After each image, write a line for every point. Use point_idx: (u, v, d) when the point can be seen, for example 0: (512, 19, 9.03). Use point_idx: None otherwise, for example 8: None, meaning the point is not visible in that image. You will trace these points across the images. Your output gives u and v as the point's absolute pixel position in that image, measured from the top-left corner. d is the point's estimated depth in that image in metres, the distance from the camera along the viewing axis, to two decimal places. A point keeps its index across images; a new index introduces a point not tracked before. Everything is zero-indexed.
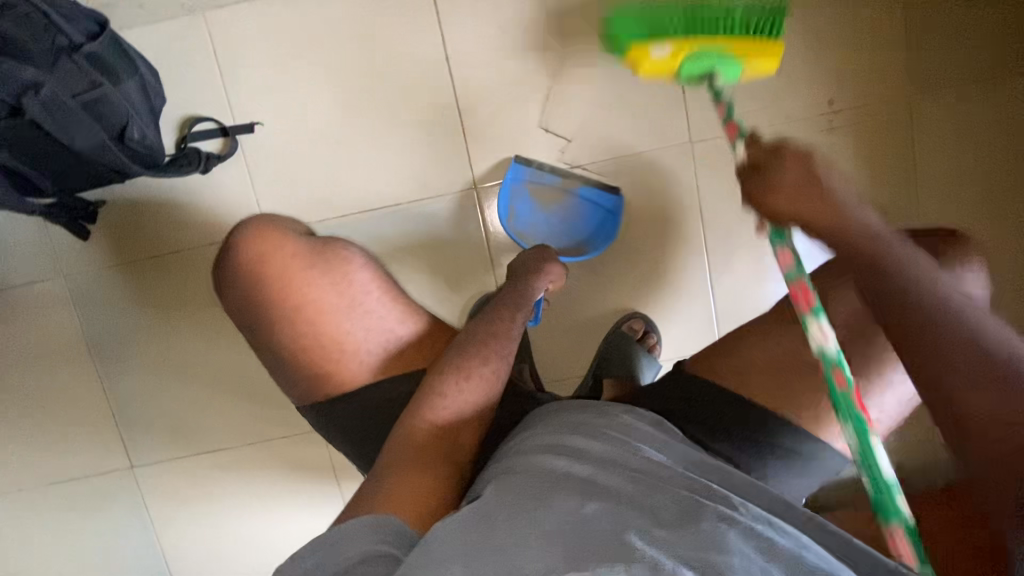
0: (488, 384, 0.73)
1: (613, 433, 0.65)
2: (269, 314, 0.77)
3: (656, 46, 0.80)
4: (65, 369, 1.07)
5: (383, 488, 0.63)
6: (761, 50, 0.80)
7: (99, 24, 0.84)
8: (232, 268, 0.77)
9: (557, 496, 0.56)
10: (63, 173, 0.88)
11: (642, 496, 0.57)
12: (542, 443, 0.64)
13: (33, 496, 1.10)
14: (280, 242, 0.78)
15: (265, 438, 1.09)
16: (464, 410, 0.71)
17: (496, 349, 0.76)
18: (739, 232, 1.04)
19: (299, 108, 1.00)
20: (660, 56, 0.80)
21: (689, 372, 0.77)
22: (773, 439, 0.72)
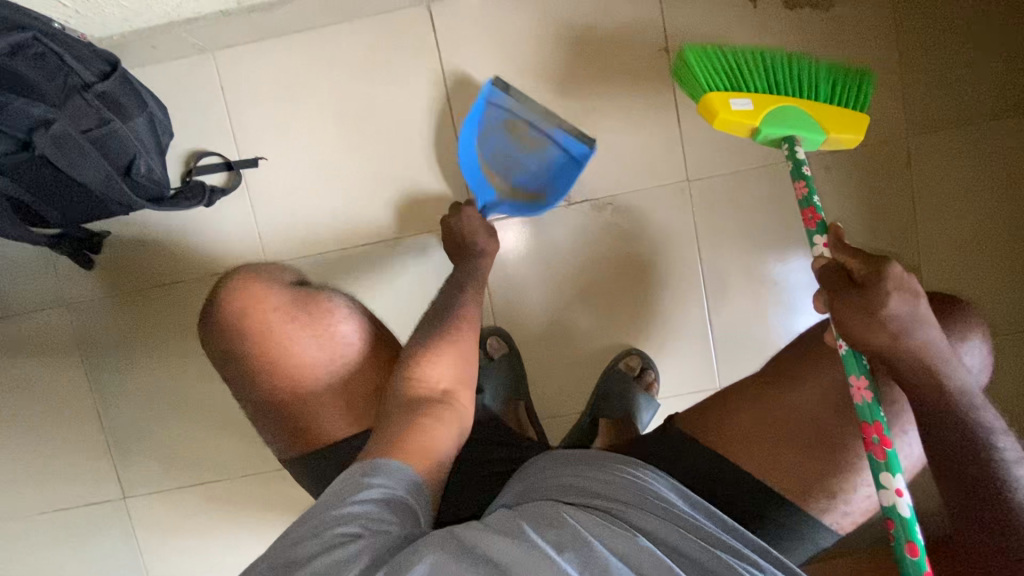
0: (467, 356, 0.74)
1: (632, 476, 0.65)
2: (259, 364, 0.78)
3: (736, 98, 0.78)
4: (63, 399, 1.09)
5: (383, 446, 0.63)
6: (850, 117, 0.79)
7: (110, 65, 0.87)
8: (236, 298, 0.79)
9: (583, 520, 0.56)
10: (71, 206, 0.91)
11: (667, 536, 0.57)
12: (563, 483, 0.64)
13: (26, 524, 1.11)
14: (264, 295, 0.79)
15: (259, 471, 1.09)
16: (452, 382, 0.71)
17: (463, 327, 0.76)
18: (738, 271, 1.04)
19: (302, 145, 1.03)
20: (742, 105, 0.78)
21: (679, 430, 0.76)
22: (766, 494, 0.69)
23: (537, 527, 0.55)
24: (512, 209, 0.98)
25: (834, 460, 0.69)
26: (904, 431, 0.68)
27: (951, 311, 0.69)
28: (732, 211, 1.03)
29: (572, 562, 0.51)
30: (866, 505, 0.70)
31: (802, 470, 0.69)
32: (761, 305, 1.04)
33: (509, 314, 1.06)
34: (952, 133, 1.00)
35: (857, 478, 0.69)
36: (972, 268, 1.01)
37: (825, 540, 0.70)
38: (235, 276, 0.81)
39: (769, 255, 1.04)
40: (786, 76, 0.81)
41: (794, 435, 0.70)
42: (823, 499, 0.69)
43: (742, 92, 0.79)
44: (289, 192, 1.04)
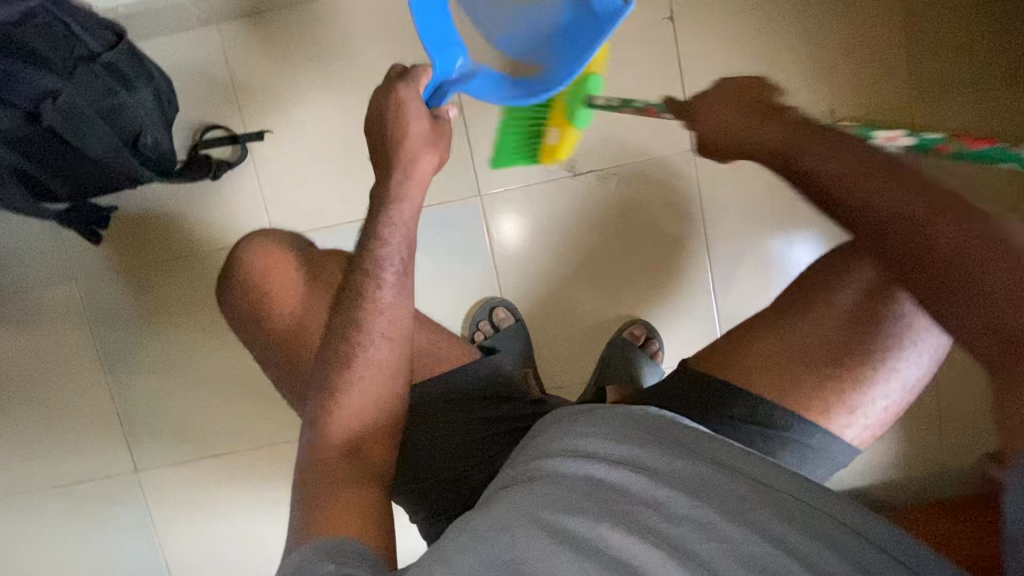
0: (408, 300, 0.70)
1: (625, 428, 0.61)
2: (272, 326, 0.79)
3: (550, 135, 0.93)
4: (74, 373, 1.10)
5: (319, 487, 0.63)
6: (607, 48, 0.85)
7: (115, 35, 0.85)
8: (248, 265, 0.80)
9: (558, 503, 0.54)
10: (77, 179, 0.90)
11: (677, 505, 0.54)
12: (553, 449, 0.60)
13: (38, 498, 1.12)
14: (283, 262, 0.81)
15: (269, 443, 1.10)
16: (393, 339, 0.68)
17: (392, 263, 0.69)
18: (741, 240, 1.05)
19: (308, 117, 1.03)
20: (553, 137, 0.93)
21: (692, 366, 0.76)
22: (779, 430, 0.70)
23: (529, 530, 0.52)
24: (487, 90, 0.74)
25: (851, 373, 0.69)
26: (915, 342, 0.68)
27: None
28: (737, 179, 1.04)
29: (537, 555, 0.50)
30: (883, 416, 0.70)
31: (817, 397, 0.70)
32: (766, 272, 1.06)
33: (515, 283, 1.07)
34: (952, 102, 1.01)
35: (873, 390, 0.69)
36: None
37: (845, 457, 0.72)
38: (243, 244, 0.82)
39: (773, 224, 1.05)
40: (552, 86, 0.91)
41: (810, 354, 0.70)
42: (843, 414, 0.69)
43: (546, 126, 0.92)
44: (296, 164, 1.04)
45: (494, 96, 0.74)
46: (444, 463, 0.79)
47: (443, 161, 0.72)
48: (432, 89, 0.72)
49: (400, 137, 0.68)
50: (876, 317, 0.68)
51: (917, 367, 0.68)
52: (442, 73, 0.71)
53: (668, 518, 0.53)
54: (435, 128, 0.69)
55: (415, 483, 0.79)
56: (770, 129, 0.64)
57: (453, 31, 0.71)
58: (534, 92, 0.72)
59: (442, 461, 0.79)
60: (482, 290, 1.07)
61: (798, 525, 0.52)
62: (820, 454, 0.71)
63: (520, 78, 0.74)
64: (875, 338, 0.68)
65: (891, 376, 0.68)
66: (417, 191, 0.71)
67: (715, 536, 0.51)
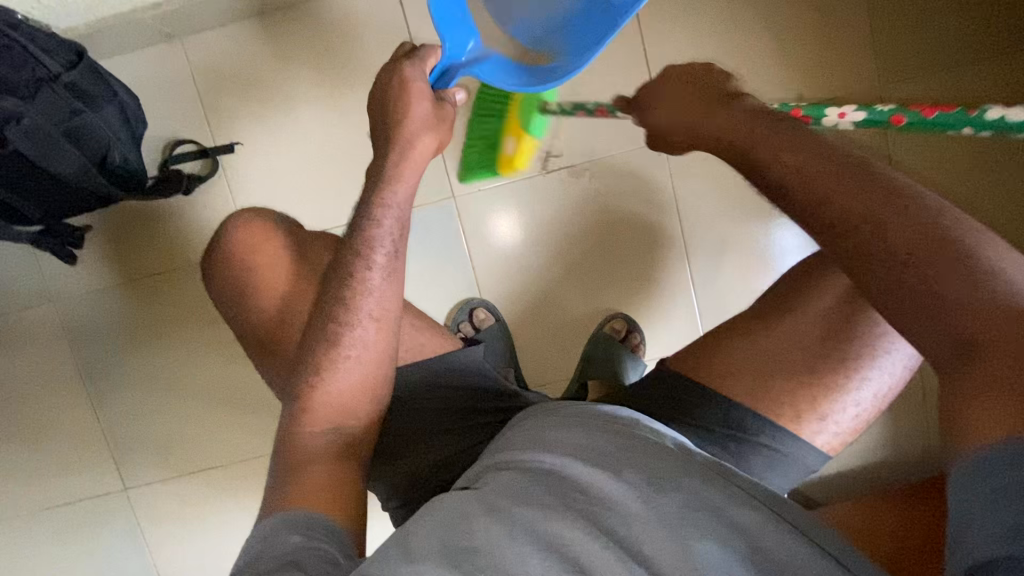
0: (398, 282, 0.69)
1: (597, 422, 0.62)
2: (255, 309, 0.79)
3: (507, 146, 0.97)
4: (58, 394, 1.09)
5: (297, 459, 0.63)
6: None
7: (76, 53, 0.84)
8: (234, 249, 0.80)
9: (518, 491, 0.56)
10: (51, 203, 0.90)
11: (638, 511, 0.53)
12: (524, 442, 0.63)
13: (30, 521, 1.12)
14: (268, 235, 0.80)
15: (257, 454, 1.11)
16: (382, 322, 0.68)
17: (384, 246, 0.69)
18: (718, 229, 1.05)
19: (279, 127, 1.03)
20: (511, 148, 0.97)
21: (669, 368, 0.77)
22: (753, 437, 0.71)
23: (484, 518, 0.54)
24: (498, 79, 0.67)
25: (823, 381, 0.69)
26: (889, 351, 0.68)
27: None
28: (710, 169, 1.04)
29: (490, 536, 0.53)
30: (854, 424, 0.70)
31: (792, 400, 0.70)
32: (743, 261, 1.06)
33: (494, 283, 1.07)
34: (915, 86, 1.05)
35: (845, 398, 0.69)
36: None
37: (815, 461, 0.72)
38: (231, 223, 0.81)
39: (749, 210, 1.05)
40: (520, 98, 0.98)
41: (783, 361, 0.71)
42: (814, 421, 0.70)
43: (501, 138, 0.96)
44: (270, 175, 1.04)
45: (505, 83, 0.67)
46: (419, 473, 0.78)
47: (439, 148, 0.71)
48: (440, 72, 0.68)
49: (398, 118, 0.67)
50: (850, 324, 0.69)
51: (889, 376, 0.69)
52: (452, 56, 0.66)
53: (622, 519, 0.53)
54: (438, 111, 0.68)
55: (392, 489, 0.79)
56: (725, 118, 0.64)
57: (466, 15, 0.65)
58: (546, 80, 0.65)
59: (417, 471, 0.78)
60: (461, 292, 1.07)
61: (751, 531, 0.51)
62: (789, 461, 0.71)
63: (530, 63, 0.67)
64: (849, 345, 0.69)
65: (863, 385, 0.69)
66: (412, 175, 0.70)
67: (665, 538, 0.51)
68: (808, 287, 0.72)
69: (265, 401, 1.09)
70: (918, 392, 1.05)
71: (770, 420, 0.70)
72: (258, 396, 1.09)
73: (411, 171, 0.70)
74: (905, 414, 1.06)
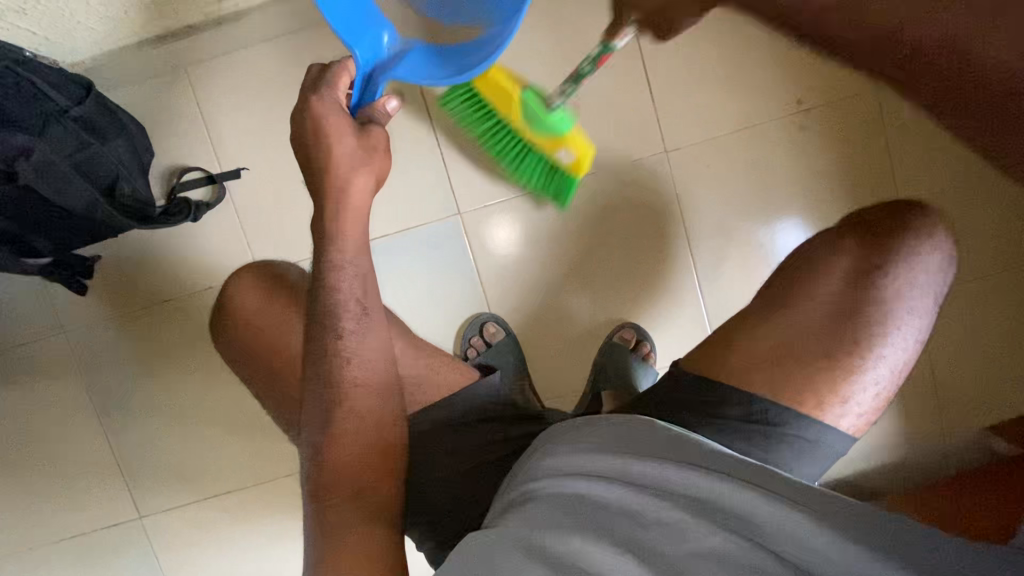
0: (375, 335, 0.69)
1: (618, 442, 0.63)
2: (260, 346, 0.80)
3: (563, 154, 0.86)
4: (71, 426, 1.09)
5: (329, 526, 0.63)
6: (502, 78, 0.81)
7: (84, 87, 0.85)
8: (236, 314, 0.81)
9: (543, 517, 0.57)
10: (60, 234, 0.90)
11: (668, 515, 0.55)
12: (545, 465, 0.63)
13: (44, 554, 1.12)
14: (252, 292, 0.82)
15: (270, 477, 1.10)
16: (368, 385, 0.68)
17: (349, 309, 0.68)
18: (723, 235, 1.06)
19: (283, 151, 1.04)
20: (568, 158, 0.86)
21: (681, 367, 0.77)
22: (778, 428, 0.70)
23: (512, 549, 0.54)
24: (425, 69, 0.67)
25: (842, 363, 0.69)
26: (899, 327, 0.69)
27: (918, 220, 0.72)
28: (711, 176, 1.05)
29: (523, 560, 0.53)
30: (875, 403, 0.70)
31: (812, 386, 0.69)
32: (750, 265, 1.06)
33: (502, 297, 1.07)
34: None
35: (864, 378, 0.69)
36: (951, 207, 1.02)
37: (842, 446, 0.71)
38: (228, 288, 0.82)
39: (753, 215, 1.05)
40: (508, 142, 0.89)
41: (799, 348, 0.70)
42: (836, 405, 0.69)
43: (554, 155, 0.86)
44: (275, 199, 1.05)
45: (429, 75, 0.67)
46: (442, 485, 0.78)
47: (379, 182, 0.70)
48: (361, 86, 0.67)
49: (326, 162, 0.66)
50: (861, 305, 0.69)
51: (902, 351, 0.69)
52: (369, 60, 0.66)
53: (640, 525, 0.55)
54: (364, 144, 0.66)
55: (417, 507, 0.78)
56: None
57: (368, 16, 0.66)
58: (472, 62, 0.64)
59: (440, 483, 0.78)
60: (469, 307, 1.07)
61: (774, 517, 0.53)
62: (817, 448, 0.70)
63: (453, 48, 0.68)
64: (862, 326, 0.69)
65: (880, 363, 0.69)
66: (355, 222, 0.68)
67: (681, 537, 0.53)
68: (811, 274, 0.73)
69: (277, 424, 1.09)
70: (934, 391, 1.04)
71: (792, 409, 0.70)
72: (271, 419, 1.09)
73: (365, 207, 0.69)
74: (919, 413, 1.05)
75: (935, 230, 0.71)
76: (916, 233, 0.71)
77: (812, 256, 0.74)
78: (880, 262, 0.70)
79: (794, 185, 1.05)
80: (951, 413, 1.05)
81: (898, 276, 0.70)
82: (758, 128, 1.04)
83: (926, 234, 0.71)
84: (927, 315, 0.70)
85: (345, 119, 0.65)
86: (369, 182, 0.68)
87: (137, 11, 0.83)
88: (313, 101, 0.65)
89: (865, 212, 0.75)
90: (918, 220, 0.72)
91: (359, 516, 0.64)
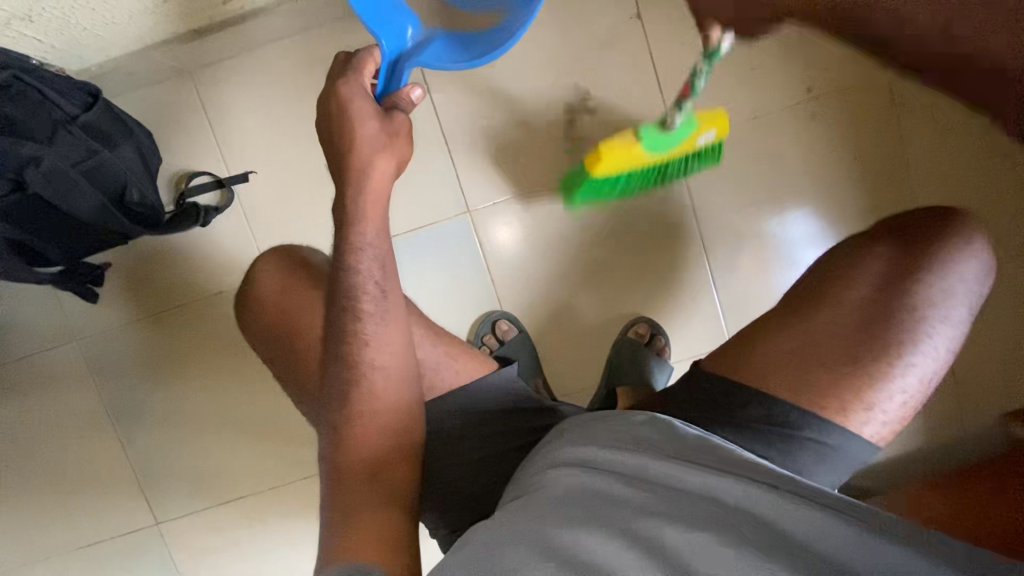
0: (395, 322, 0.69)
1: (631, 437, 0.61)
2: (278, 349, 0.80)
3: (703, 137, 0.82)
4: (85, 434, 1.09)
5: (341, 510, 0.63)
6: (614, 145, 0.81)
7: (91, 94, 0.84)
8: (258, 300, 0.81)
9: (549, 512, 0.56)
10: (70, 241, 0.90)
11: (687, 518, 0.52)
12: (555, 459, 0.63)
13: (63, 563, 1.12)
14: (278, 287, 0.81)
15: (285, 481, 1.10)
16: (388, 368, 0.68)
17: (368, 290, 0.68)
18: (736, 226, 1.05)
19: (288, 154, 1.03)
20: (708, 135, 0.82)
21: (708, 371, 0.75)
22: (797, 432, 0.68)
23: (514, 543, 0.54)
24: (443, 59, 0.69)
25: (867, 369, 0.67)
26: (932, 335, 0.67)
27: (951, 227, 0.70)
28: (721, 166, 1.04)
29: (525, 552, 0.53)
30: (902, 412, 0.68)
31: (838, 394, 0.68)
32: (762, 255, 1.05)
33: (513, 295, 1.06)
34: None
35: (892, 386, 0.67)
36: (965, 191, 1.01)
37: (866, 456, 0.69)
38: (251, 274, 0.83)
39: (765, 204, 1.04)
40: (649, 172, 0.88)
41: (822, 350, 0.69)
42: (861, 412, 0.67)
43: (703, 142, 0.83)
44: (284, 202, 1.05)
45: (452, 61, 0.69)
46: (455, 484, 0.77)
47: (400, 166, 0.69)
48: (386, 73, 0.67)
49: (350, 144, 0.65)
50: (890, 310, 0.68)
51: (933, 360, 0.68)
52: (395, 49, 0.67)
53: (655, 524, 0.52)
54: (385, 129, 0.65)
55: (432, 505, 0.77)
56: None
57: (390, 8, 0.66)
58: (491, 47, 0.67)
59: (452, 481, 0.77)
60: (480, 305, 1.06)
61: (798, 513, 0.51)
62: (840, 456, 0.68)
63: (473, 36, 0.70)
64: (889, 331, 0.67)
65: (909, 372, 0.67)
66: (375, 207, 0.68)
67: (686, 529, 0.51)
68: (839, 277, 0.72)
69: (291, 426, 1.09)
70: (954, 379, 1.03)
71: (819, 415, 0.68)
72: (284, 422, 1.09)
73: (383, 196, 0.68)
74: (936, 400, 1.03)
75: (973, 236, 0.70)
76: (951, 241, 0.69)
77: (839, 261, 0.73)
78: (911, 269, 0.69)
79: (803, 173, 1.03)
80: (969, 398, 1.03)
81: (932, 281, 0.68)
82: (767, 116, 1.03)
83: (959, 244, 0.69)
84: (960, 324, 0.68)
85: (369, 103, 0.64)
86: (388, 170, 0.67)
87: (142, 16, 0.83)
88: (339, 84, 0.65)
89: (897, 217, 0.74)
90: (951, 229, 0.70)
91: (374, 507, 0.63)
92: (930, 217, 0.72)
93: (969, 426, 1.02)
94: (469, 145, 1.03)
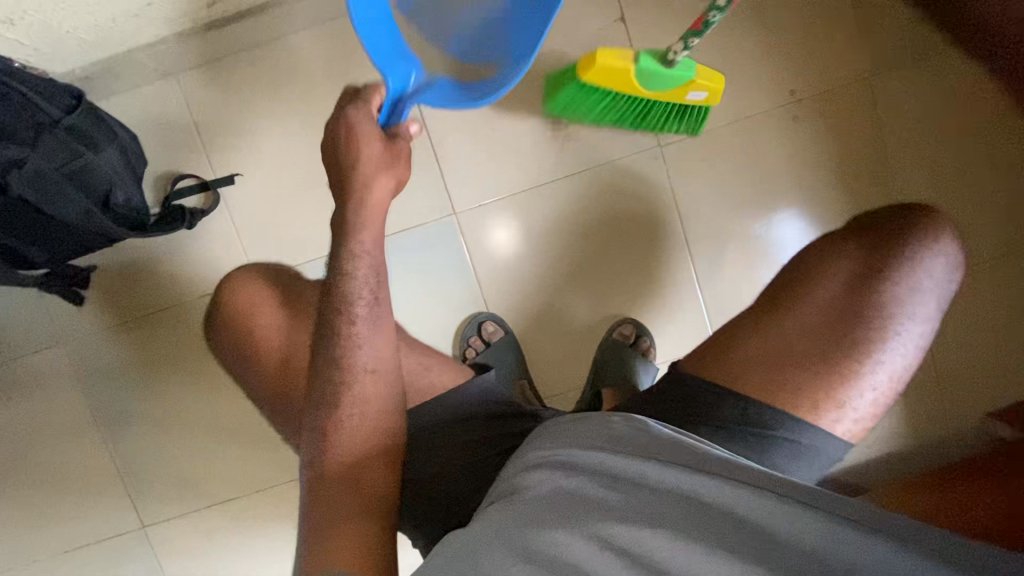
0: (384, 326, 0.70)
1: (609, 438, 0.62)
2: (259, 354, 0.80)
3: (692, 93, 0.89)
4: (71, 436, 1.09)
5: (323, 515, 0.63)
6: (617, 60, 0.86)
7: (76, 97, 0.84)
8: (239, 310, 0.81)
9: (529, 513, 0.57)
10: (55, 245, 0.89)
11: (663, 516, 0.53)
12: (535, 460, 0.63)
13: (48, 566, 1.11)
14: (258, 297, 0.81)
15: (272, 483, 1.10)
16: (377, 372, 0.69)
17: (361, 299, 0.69)
18: (721, 229, 1.05)
19: (277, 158, 1.04)
20: (698, 95, 0.89)
21: (685, 372, 0.75)
22: (772, 431, 0.69)
23: (493, 545, 0.54)
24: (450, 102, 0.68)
25: (839, 366, 0.68)
26: (899, 332, 0.68)
27: (921, 226, 0.71)
28: (707, 169, 1.05)
29: (503, 554, 0.53)
30: (872, 409, 0.69)
31: (811, 393, 0.69)
32: (747, 257, 1.06)
33: (500, 297, 1.07)
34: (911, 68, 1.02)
35: (862, 383, 0.68)
36: (946, 194, 1.03)
37: (838, 453, 0.70)
38: (231, 286, 0.82)
39: (751, 207, 1.05)
40: (633, 108, 0.94)
41: (795, 349, 0.70)
42: (833, 408, 0.68)
43: (689, 99, 0.90)
44: (272, 205, 1.05)
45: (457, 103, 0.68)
46: (437, 487, 0.77)
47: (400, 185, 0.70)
48: (389, 107, 0.67)
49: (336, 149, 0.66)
50: (859, 308, 0.69)
51: (902, 356, 0.69)
52: (399, 88, 0.66)
53: (631, 523, 0.53)
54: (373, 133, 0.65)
55: (414, 509, 0.77)
56: None
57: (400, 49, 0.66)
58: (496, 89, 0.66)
59: (434, 484, 0.77)
60: (467, 307, 1.07)
61: (770, 508, 0.51)
62: (815, 453, 0.69)
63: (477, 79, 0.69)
64: (860, 329, 0.68)
65: (878, 369, 0.68)
66: (368, 215, 0.69)
67: (659, 527, 0.52)
68: (811, 277, 0.73)
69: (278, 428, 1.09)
70: (937, 380, 1.04)
71: (794, 415, 0.68)
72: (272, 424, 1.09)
73: (383, 207, 0.69)
74: (918, 401, 1.05)
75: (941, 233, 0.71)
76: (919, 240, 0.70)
77: (811, 262, 0.74)
78: (879, 266, 0.70)
79: (788, 177, 1.04)
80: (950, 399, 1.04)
81: (898, 278, 0.69)
82: (752, 119, 1.04)
83: (926, 243, 0.70)
84: (928, 321, 0.69)
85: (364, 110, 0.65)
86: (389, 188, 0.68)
87: (129, 19, 0.83)
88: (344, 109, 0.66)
89: (870, 216, 0.75)
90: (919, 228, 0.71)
91: (352, 512, 0.63)
92: (901, 216, 0.73)
93: (950, 426, 1.04)
94: (456, 148, 1.04)
